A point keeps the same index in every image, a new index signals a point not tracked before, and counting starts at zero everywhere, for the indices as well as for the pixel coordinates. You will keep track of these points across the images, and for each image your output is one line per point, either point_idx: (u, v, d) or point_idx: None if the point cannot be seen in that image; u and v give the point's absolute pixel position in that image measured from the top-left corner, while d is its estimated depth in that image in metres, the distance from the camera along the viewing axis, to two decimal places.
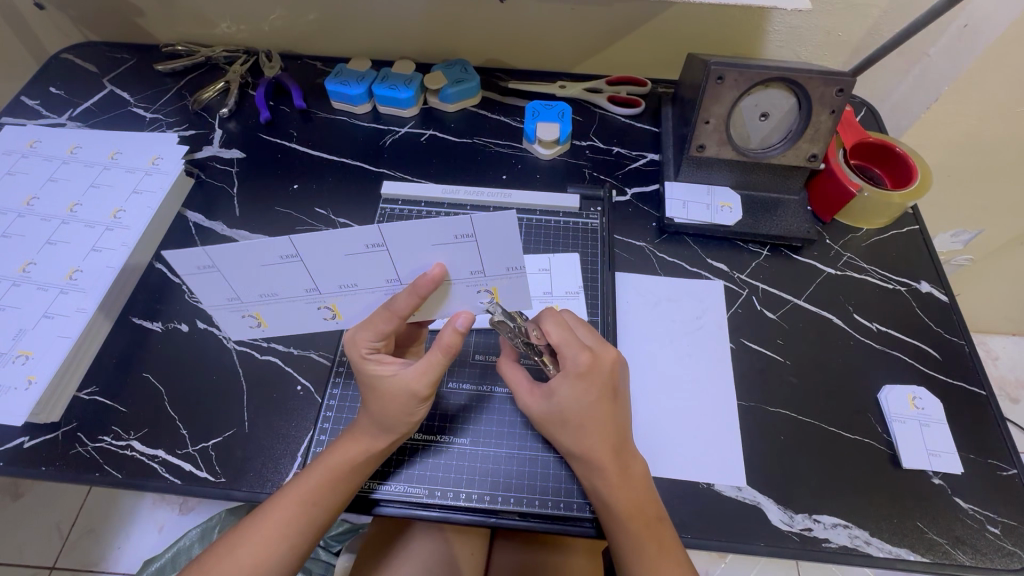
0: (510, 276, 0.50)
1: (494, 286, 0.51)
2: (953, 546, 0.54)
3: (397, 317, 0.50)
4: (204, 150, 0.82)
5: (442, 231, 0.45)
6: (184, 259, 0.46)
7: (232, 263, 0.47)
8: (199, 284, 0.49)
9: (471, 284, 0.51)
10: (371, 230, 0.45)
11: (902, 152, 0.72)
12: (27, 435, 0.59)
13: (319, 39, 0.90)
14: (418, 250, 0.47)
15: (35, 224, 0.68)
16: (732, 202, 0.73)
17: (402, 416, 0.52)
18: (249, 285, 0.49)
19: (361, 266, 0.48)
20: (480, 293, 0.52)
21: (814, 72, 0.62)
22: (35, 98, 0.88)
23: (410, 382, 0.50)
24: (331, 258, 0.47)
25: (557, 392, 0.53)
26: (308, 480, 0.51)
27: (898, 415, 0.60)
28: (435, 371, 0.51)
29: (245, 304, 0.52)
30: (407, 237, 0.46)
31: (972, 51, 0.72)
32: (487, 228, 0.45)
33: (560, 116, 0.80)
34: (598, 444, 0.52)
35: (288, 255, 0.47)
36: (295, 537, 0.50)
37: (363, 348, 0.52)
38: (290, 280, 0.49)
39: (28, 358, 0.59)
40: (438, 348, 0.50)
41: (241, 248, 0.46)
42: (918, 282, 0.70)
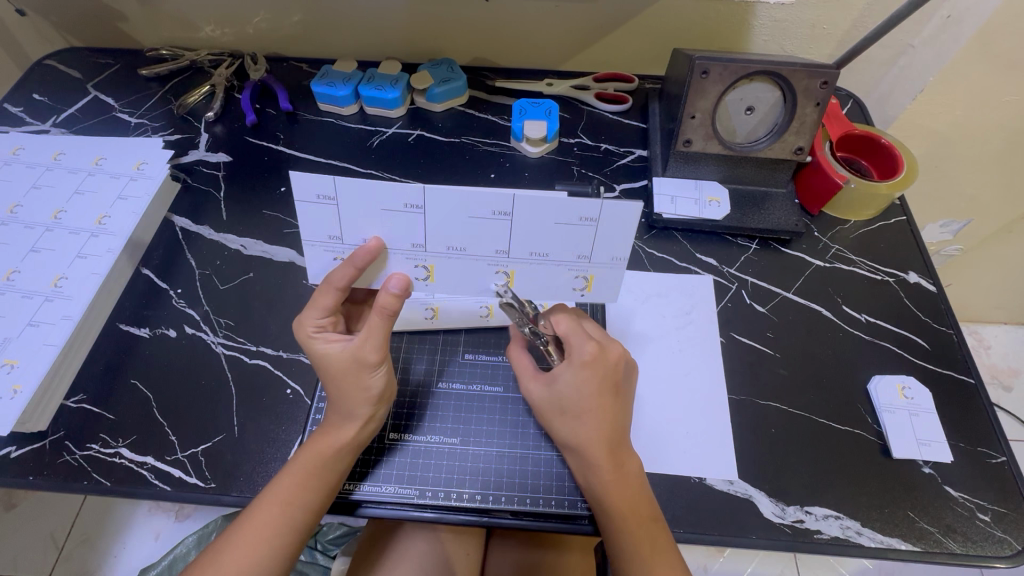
0: (611, 266, 0.52)
1: (592, 274, 0.53)
2: (944, 534, 0.55)
3: (335, 289, 0.50)
4: (190, 155, 0.81)
5: (569, 211, 0.48)
6: (313, 181, 0.46)
7: (354, 202, 0.47)
8: (308, 214, 0.48)
9: (572, 268, 0.52)
10: (507, 196, 0.47)
11: (888, 143, 0.72)
12: (13, 445, 0.59)
13: (304, 41, 0.90)
14: (539, 226, 0.49)
15: (18, 232, 0.67)
16: (720, 196, 0.73)
17: (358, 390, 0.51)
18: (356, 227, 0.49)
19: (478, 232, 0.49)
20: (575, 279, 0.53)
21: (798, 65, 0.62)
22: (18, 106, 0.87)
23: (355, 350, 0.50)
24: (454, 217, 0.48)
25: (560, 380, 0.54)
26: (287, 479, 0.51)
27: (887, 405, 0.61)
28: (379, 334, 0.50)
29: (343, 248, 0.51)
30: (535, 209, 0.48)
31: (955, 41, 0.72)
32: (613, 216, 0.48)
33: (547, 113, 0.80)
34: (599, 438, 0.52)
35: (413, 205, 0.47)
36: (280, 539, 0.50)
37: (310, 326, 0.52)
38: (403, 232, 0.49)
39: (13, 367, 0.58)
40: (376, 312, 0.49)
41: (371, 185, 0.46)
42: (906, 273, 0.71)
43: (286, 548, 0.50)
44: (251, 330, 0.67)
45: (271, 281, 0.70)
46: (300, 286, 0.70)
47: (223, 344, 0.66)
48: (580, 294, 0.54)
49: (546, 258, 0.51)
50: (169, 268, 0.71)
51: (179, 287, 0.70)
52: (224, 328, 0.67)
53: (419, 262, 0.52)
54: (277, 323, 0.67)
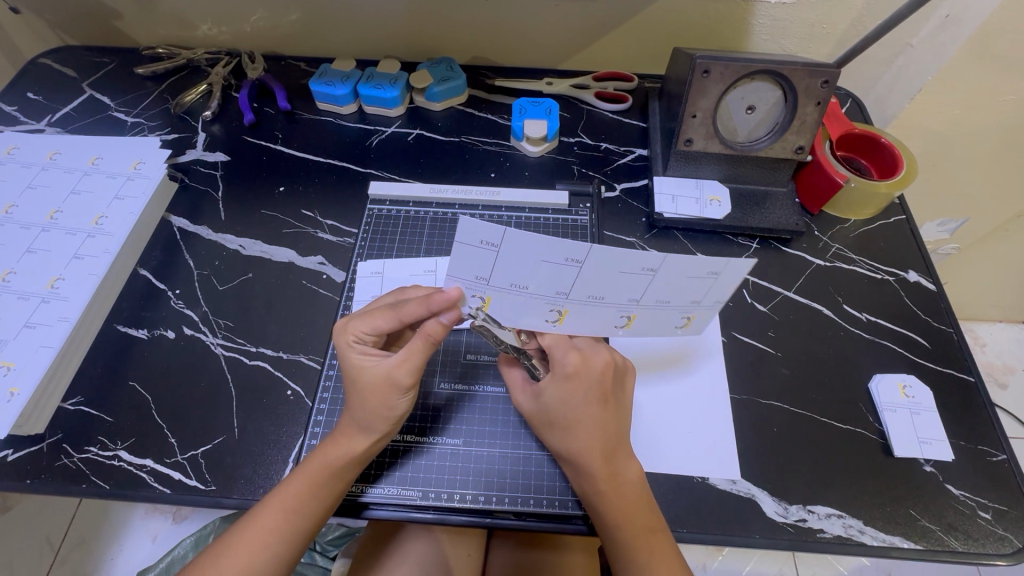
0: (655, 308, 0.52)
1: (634, 314, 0.53)
2: (945, 532, 0.55)
3: (396, 316, 0.50)
4: (187, 154, 0.81)
5: (699, 266, 0.48)
6: (478, 230, 0.43)
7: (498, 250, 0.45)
8: (460, 254, 0.45)
9: (620, 309, 0.52)
10: (581, 246, 0.45)
11: (887, 143, 0.72)
12: (10, 448, 0.58)
13: (302, 39, 0.89)
14: (605, 271, 0.48)
15: (13, 233, 0.67)
16: (720, 195, 0.73)
17: (383, 410, 0.51)
18: (466, 266, 0.46)
19: (620, 285, 0.49)
20: (620, 317, 0.53)
21: (799, 64, 0.62)
22: (12, 104, 0.86)
23: (391, 370, 0.51)
24: (605, 272, 0.48)
25: (545, 393, 0.54)
26: (289, 487, 0.51)
27: (888, 404, 0.61)
28: (417, 359, 0.51)
29: (484, 288, 0.48)
30: (603, 261, 0.47)
31: (953, 40, 0.73)
32: (692, 266, 0.48)
33: (547, 112, 0.80)
34: (588, 449, 0.52)
35: (488, 242, 0.44)
36: (279, 546, 0.50)
37: (352, 336, 0.52)
38: (551, 281, 0.48)
39: (9, 369, 0.58)
40: (420, 336, 0.50)
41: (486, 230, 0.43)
42: (905, 272, 0.71)
43: (285, 556, 0.50)
44: (251, 331, 0.66)
45: (271, 282, 0.70)
46: (300, 287, 0.69)
47: (222, 346, 0.65)
48: (618, 330, 0.54)
49: (668, 303, 0.52)
50: (167, 268, 0.71)
51: (178, 287, 0.69)
52: (223, 329, 0.66)
53: (477, 293, 0.49)
54: (277, 323, 0.67)
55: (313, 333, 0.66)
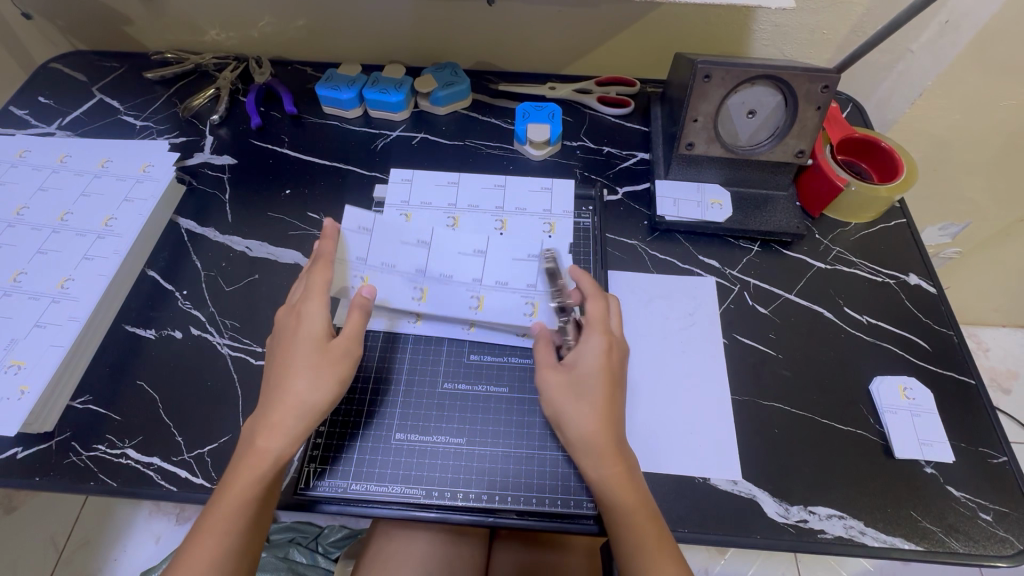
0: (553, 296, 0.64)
1: (538, 302, 0.64)
2: (946, 533, 0.55)
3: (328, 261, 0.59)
4: (194, 157, 0.82)
5: (534, 183, 0.76)
6: (397, 173, 0.77)
7: (384, 230, 0.65)
8: (351, 240, 0.63)
9: (523, 295, 0.64)
10: (454, 174, 0.77)
11: (887, 147, 0.73)
12: (19, 446, 0.59)
13: (308, 44, 0.90)
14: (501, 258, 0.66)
15: (25, 234, 0.68)
16: (722, 199, 0.74)
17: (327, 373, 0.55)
18: (383, 251, 0.64)
19: (480, 196, 0.75)
20: (525, 305, 0.64)
21: (799, 69, 0.63)
22: (23, 108, 0.88)
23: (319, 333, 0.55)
24: (473, 190, 0.76)
25: (580, 362, 0.56)
26: (265, 439, 0.52)
27: (889, 406, 0.61)
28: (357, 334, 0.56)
29: (407, 208, 0.74)
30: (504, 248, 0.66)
31: (953, 45, 0.73)
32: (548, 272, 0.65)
33: (550, 117, 0.81)
34: (602, 427, 0.53)
35: (422, 242, 0.66)
36: (248, 508, 0.50)
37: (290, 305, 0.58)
38: (443, 195, 0.75)
39: (20, 368, 0.59)
40: (354, 309, 0.56)
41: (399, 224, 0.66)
42: (906, 275, 0.71)
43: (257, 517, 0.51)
44: (256, 331, 0.67)
45: (276, 283, 0.71)
46: None
47: (228, 346, 0.66)
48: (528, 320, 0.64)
49: (524, 211, 0.73)
50: (175, 269, 0.72)
51: (185, 288, 0.70)
52: (230, 329, 0.67)
53: (418, 284, 0.65)
54: None
55: None
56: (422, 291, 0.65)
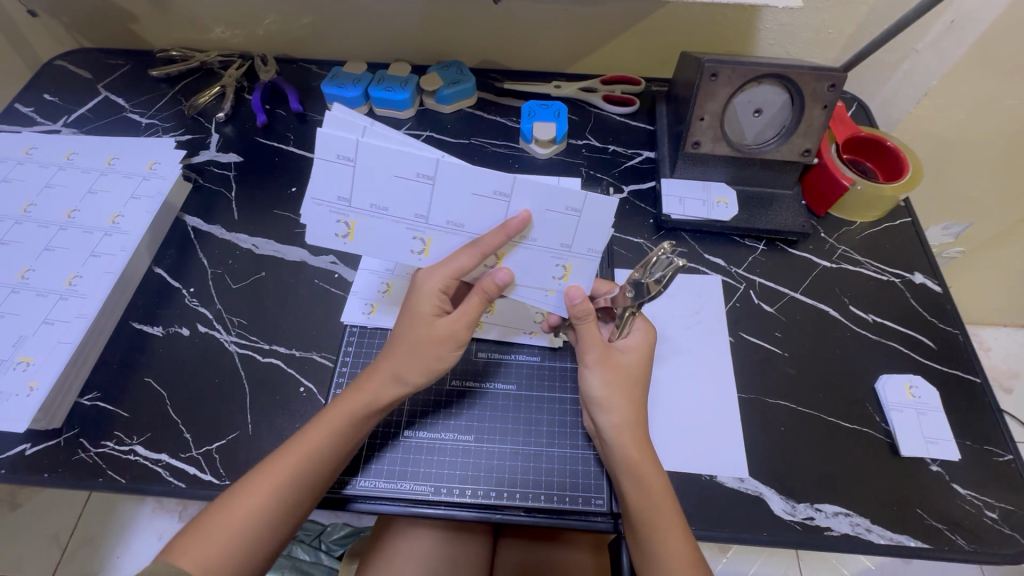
0: (588, 257, 0.53)
1: (571, 264, 0.53)
2: (952, 531, 0.55)
3: (478, 252, 0.51)
4: (200, 155, 0.82)
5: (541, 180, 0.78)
6: None
7: (370, 163, 0.49)
8: (325, 172, 0.49)
9: (554, 254, 0.53)
10: None
11: (893, 146, 0.73)
12: (28, 442, 0.59)
13: (314, 42, 0.90)
14: (531, 207, 0.50)
15: (32, 231, 0.68)
16: (728, 197, 0.74)
17: (433, 361, 0.54)
18: (369, 190, 0.50)
19: None
20: (555, 266, 0.54)
21: (805, 68, 0.63)
22: (29, 106, 0.88)
23: (448, 326, 0.54)
24: None
25: (631, 360, 0.57)
26: (316, 431, 0.52)
27: (895, 404, 0.61)
28: (472, 315, 0.54)
29: None
30: (532, 194, 0.49)
31: (958, 45, 0.73)
32: (585, 230, 0.51)
33: (556, 115, 0.81)
34: (637, 423, 0.55)
35: (422, 175, 0.49)
36: (284, 495, 0.50)
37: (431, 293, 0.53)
38: None
39: (29, 365, 0.59)
40: (476, 292, 0.53)
41: (385, 153, 0.48)
42: (911, 274, 0.71)
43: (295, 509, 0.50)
44: (263, 328, 0.67)
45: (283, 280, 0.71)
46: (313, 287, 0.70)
47: (235, 343, 0.66)
48: (557, 284, 0.55)
49: None
50: (181, 267, 0.72)
51: (192, 286, 0.70)
52: (237, 326, 0.67)
53: (419, 233, 0.53)
54: (290, 321, 0.67)
55: (325, 330, 0.67)
56: None
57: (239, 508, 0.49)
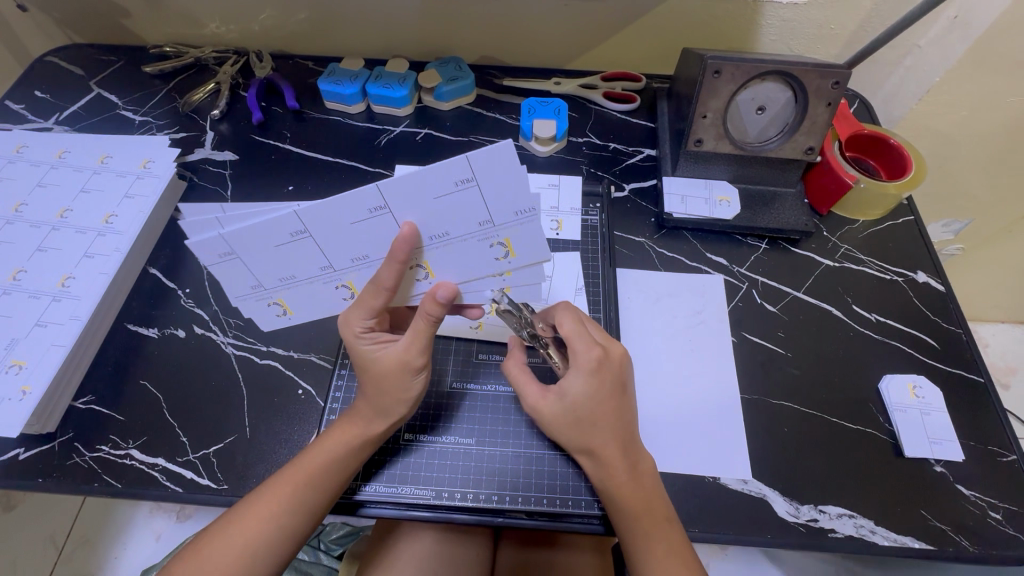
0: (520, 222, 0.47)
1: (508, 237, 0.48)
2: (956, 532, 0.55)
3: (384, 290, 0.49)
4: (195, 153, 0.81)
5: (542, 180, 0.77)
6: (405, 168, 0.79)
7: (247, 245, 0.48)
8: (225, 273, 0.50)
9: (481, 237, 0.47)
10: None
11: (896, 144, 0.72)
12: (21, 447, 0.58)
13: (310, 38, 0.89)
14: (419, 205, 0.45)
15: (23, 231, 0.67)
16: (730, 196, 0.74)
17: (399, 393, 0.52)
18: (269, 269, 0.51)
19: None
20: (492, 248, 0.48)
21: (809, 65, 0.62)
22: (20, 103, 0.86)
23: (401, 354, 0.51)
24: None
25: (569, 389, 0.53)
26: (310, 455, 0.52)
27: (899, 404, 0.61)
28: (424, 339, 0.51)
29: None
30: (406, 200, 0.45)
31: (961, 42, 0.73)
32: (510, 198, 0.45)
33: (557, 112, 0.80)
34: (607, 441, 0.52)
35: (297, 232, 0.48)
36: (283, 520, 0.49)
37: (358, 328, 0.52)
38: None
39: (21, 368, 0.58)
40: (420, 317, 0.50)
41: (253, 227, 0.47)
42: (914, 272, 0.71)
43: (295, 531, 0.50)
44: (261, 329, 0.66)
45: None
46: None
47: (232, 345, 0.65)
48: (506, 262, 0.50)
49: None
50: (176, 267, 0.71)
51: (187, 286, 0.69)
52: (234, 328, 0.66)
53: (338, 281, 0.53)
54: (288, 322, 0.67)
55: (323, 332, 0.66)
56: None
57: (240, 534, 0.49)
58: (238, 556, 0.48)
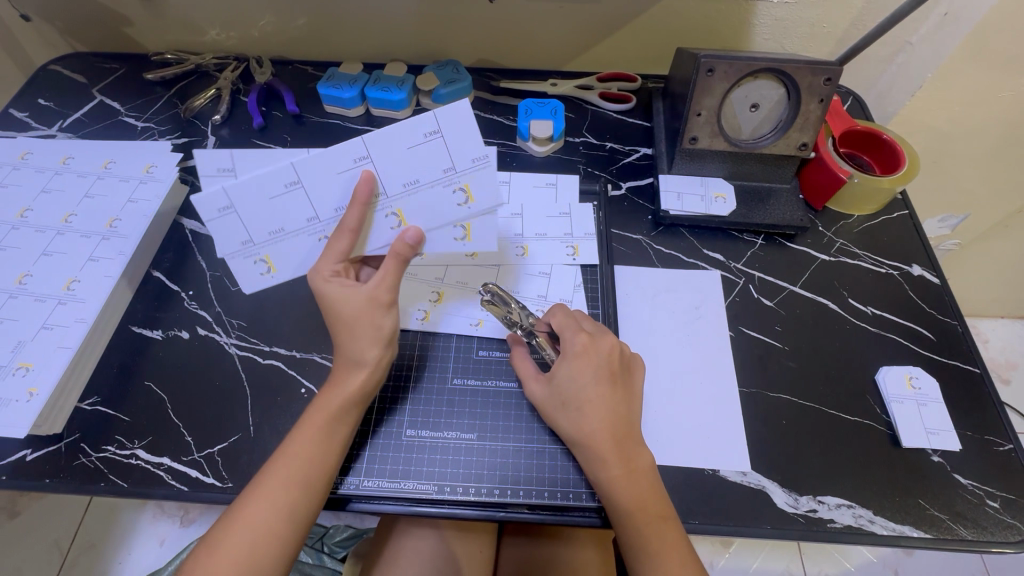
0: (476, 169, 0.56)
1: (466, 183, 0.56)
2: (954, 521, 0.55)
3: (349, 230, 0.54)
4: (197, 158, 0.82)
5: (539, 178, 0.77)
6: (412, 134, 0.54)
7: (243, 198, 0.55)
8: (218, 228, 0.56)
9: (446, 183, 0.56)
10: None
11: (889, 139, 0.73)
12: (29, 448, 0.59)
13: (309, 43, 0.90)
14: (393, 154, 0.55)
15: (29, 236, 0.68)
16: (725, 192, 0.74)
17: (373, 331, 0.53)
18: (261, 221, 0.56)
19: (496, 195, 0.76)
20: (455, 193, 0.57)
21: (801, 62, 0.63)
22: (24, 111, 0.87)
23: (372, 292, 0.53)
24: None
25: (558, 376, 0.56)
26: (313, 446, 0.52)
27: (896, 396, 0.62)
28: (393, 277, 0.54)
29: (456, 176, 0.56)
30: (382, 154, 0.55)
31: (952, 38, 0.74)
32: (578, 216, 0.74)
33: (553, 113, 0.81)
34: (599, 430, 0.53)
35: (291, 182, 0.55)
36: (288, 513, 0.50)
37: (327, 272, 0.54)
38: (429, 161, 0.55)
39: (28, 370, 0.58)
40: (391, 256, 0.54)
41: (253, 178, 0.54)
42: (909, 266, 0.72)
43: (302, 514, 0.51)
44: (263, 330, 0.67)
45: (282, 284, 0.70)
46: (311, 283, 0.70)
47: (235, 345, 0.66)
48: (463, 208, 0.57)
49: (524, 213, 0.75)
50: (180, 269, 0.72)
51: (191, 288, 0.70)
52: (236, 329, 0.67)
53: (321, 235, 0.57)
54: (291, 321, 0.68)
55: (324, 332, 0.67)
56: (439, 295, 0.68)
57: (244, 527, 0.49)
58: (240, 551, 0.48)
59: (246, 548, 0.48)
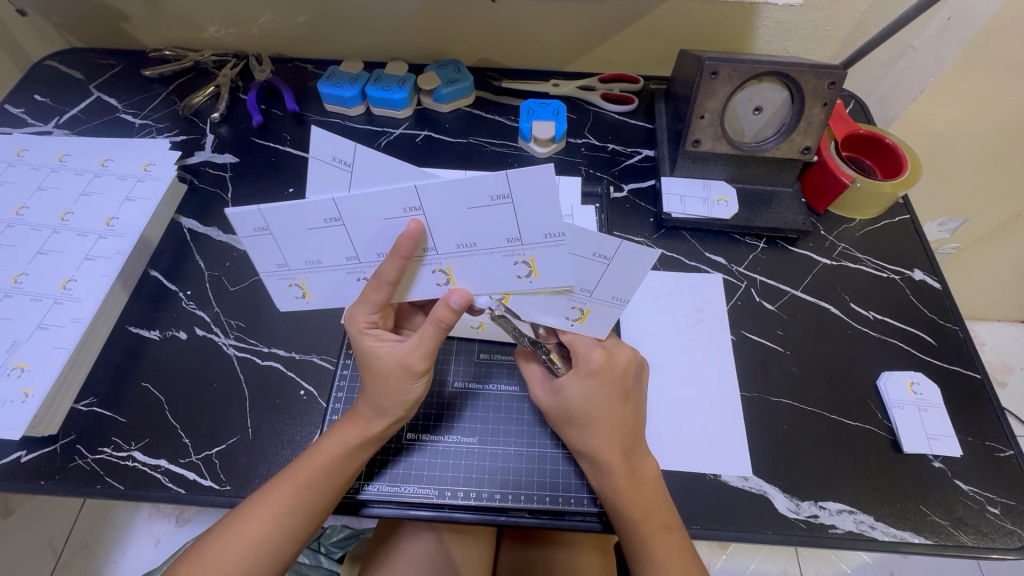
0: (547, 246, 0.46)
1: (532, 258, 0.47)
2: (954, 526, 0.56)
3: (386, 285, 0.48)
4: (195, 156, 0.81)
5: None
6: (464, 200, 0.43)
7: (281, 225, 0.47)
8: (253, 248, 0.49)
9: (507, 254, 0.47)
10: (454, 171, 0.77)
11: (892, 143, 0.73)
12: (24, 449, 0.58)
13: (309, 41, 0.89)
14: (453, 212, 0.45)
15: (26, 235, 0.67)
16: (728, 195, 0.74)
17: (399, 395, 0.52)
18: (297, 250, 0.50)
19: None
20: (516, 264, 0.47)
21: (806, 66, 0.63)
22: (20, 106, 0.87)
23: (404, 356, 0.51)
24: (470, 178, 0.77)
25: (567, 390, 0.55)
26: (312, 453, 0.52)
27: (897, 401, 0.61)
28: (430, 343, 0.51)
29: (521, 248, 0.46)
30: (436, 206, 0.44)
31: (955, 42, 0.73)
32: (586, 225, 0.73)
33: (555, 114, 0.80)
34: (607, 443, 0.53)
35: (331, 219, 0.46)
36: (286, 521, 0.50)
37: (363, 323, 0.52)
38: (492, 228, 0.45)
39: (23, 371, 0.58)
40: (430, 322, 0.50)
41: (291, 207, 0.46)
42: (911, 270, 0.72)
43: (296, 533, 0.50)
44: (262, 331, 0.66)
45: None
46: None
47: (234, 346, 0.65)
48: (524, 281, 0.49)
49: None
50: (178, 269, 0.71)
51: (189, 288, 0.69)
52: (235, 330, 0.66)
53: (360, 275, 0.52)
54: (290, 322, 0.67)
55: (323, 333, 0.66)
56: None
57: (241, 535, 0.49)
58: (237, 558, 0.48)
59: (241, 567, 0.48)
